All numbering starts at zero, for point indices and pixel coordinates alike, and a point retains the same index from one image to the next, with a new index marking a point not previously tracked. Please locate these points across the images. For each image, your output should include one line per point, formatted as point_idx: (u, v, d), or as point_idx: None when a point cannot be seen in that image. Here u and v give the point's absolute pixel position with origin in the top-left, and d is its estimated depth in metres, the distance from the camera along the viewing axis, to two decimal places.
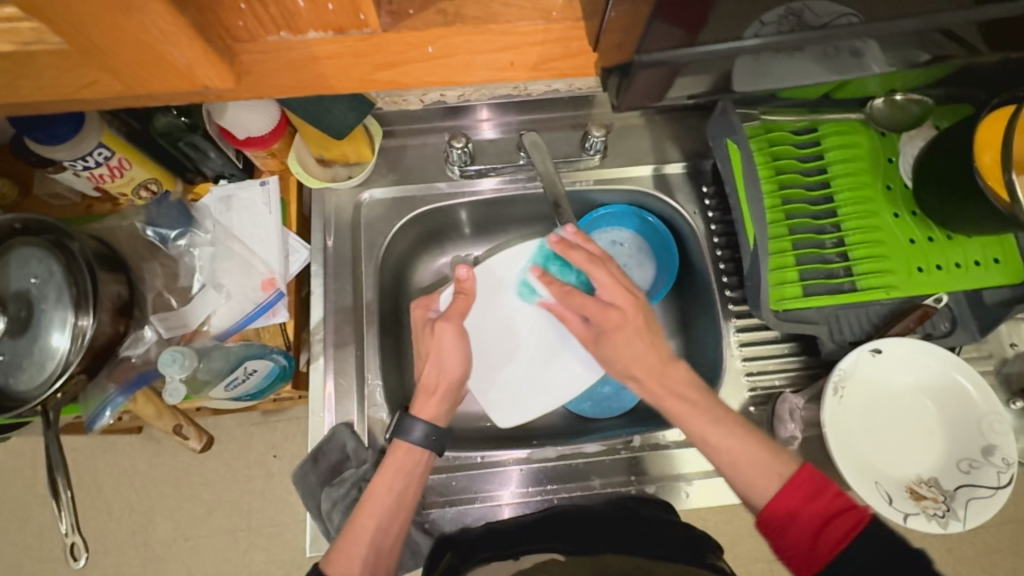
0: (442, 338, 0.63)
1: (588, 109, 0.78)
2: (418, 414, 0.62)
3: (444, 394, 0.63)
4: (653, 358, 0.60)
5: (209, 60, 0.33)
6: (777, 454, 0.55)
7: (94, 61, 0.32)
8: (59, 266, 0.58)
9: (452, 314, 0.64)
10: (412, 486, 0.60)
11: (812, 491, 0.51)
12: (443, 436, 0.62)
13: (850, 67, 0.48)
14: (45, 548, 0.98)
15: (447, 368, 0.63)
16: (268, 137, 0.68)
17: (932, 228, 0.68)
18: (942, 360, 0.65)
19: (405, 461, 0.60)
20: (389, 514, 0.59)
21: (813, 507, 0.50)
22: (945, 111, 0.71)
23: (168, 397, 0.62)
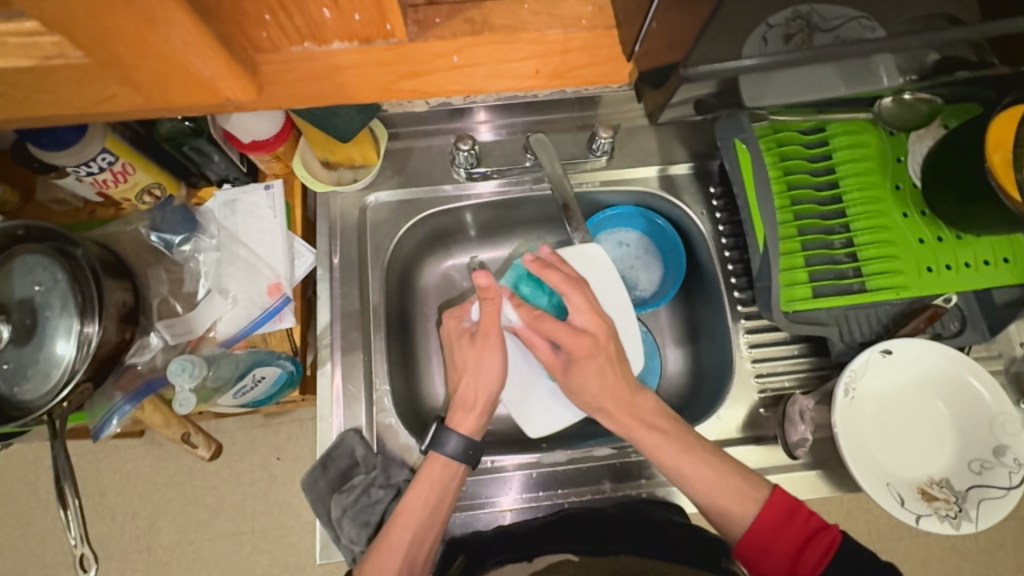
0: (480, 351, 0.63)
1: (593, 110, 0.77)
2: (456, 428, 0.62)
3: (484, 408, 0.63)
4: (623, 390, 0.61)
5: (231, 71, 0.32)
6: (750, 480, 0.58)
7: (114, 74, 0.32)
8: (64, 273, 0.57)
9: (487, 326, 0.62)
10: (446, 500, 0.60)
11: (787, 514, 0.56)
12: (479, 449, 0.62)
13: (863, 74, 0.48)
14: (47, 554, 0.97)
15: (484, 379, 0.63)
16: (273, 140, 0.67)
17: (941, 227, 0.68)
18: (952, 360, 0.65)
19: (439, 474, 0.60)
20: (423, 526, 0.59)
21: (791, 531, 0.55)
22: (953, 110, 0.70)
23: (178, 407, 0.62)
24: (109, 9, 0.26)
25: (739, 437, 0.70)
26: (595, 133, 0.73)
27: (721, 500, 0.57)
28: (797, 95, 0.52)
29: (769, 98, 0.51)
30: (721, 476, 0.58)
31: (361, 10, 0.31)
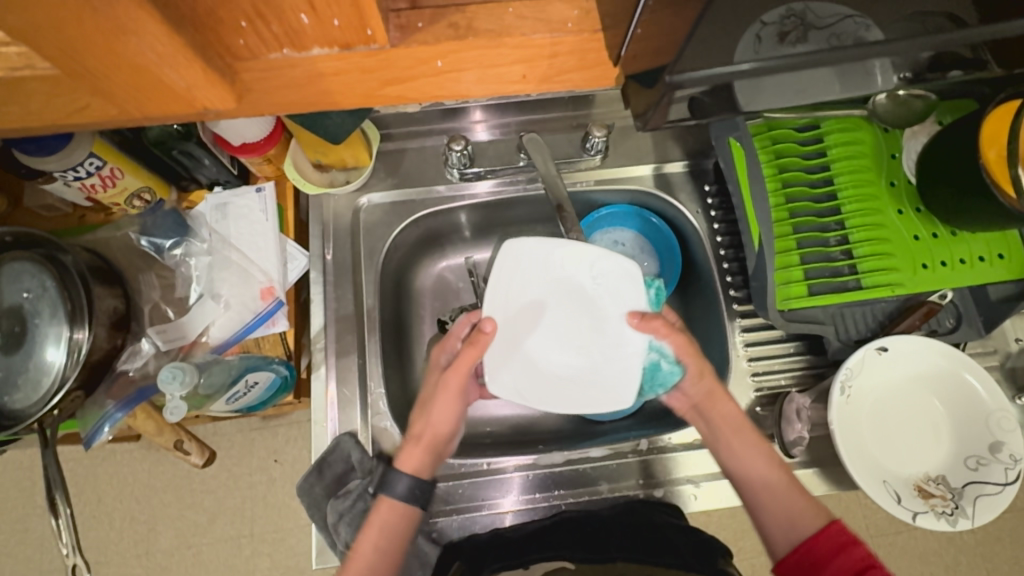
0: (446, 390, 0.60)
1: (587, 109, 0.77)
2: (402, 467, 0.60)
3: (430, 444, 0.61)
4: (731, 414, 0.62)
5: (209, 81, 0.32)
6: (814, 503, 0.58)
7: (89, 87, 0.31)
8: (52, 280, 0.56)
9: (460, 364, 0.59)
10: (398, 544, 0.58)
11: (838, 548, 0.54)
12: (428, 489, 0.60)
13: (855, 75, 0.48)
14: (46, 560, 0.97)
15: (443, 419, 0.61)
16: (263, 143, 0.66)
17: (936, 224, 0.68)
18: (950, 356, 0.65)
19: (387, 516, 0.58)
20: (375, 570, 0.57)
21: (838, 564, 0.53)
22: (948, 106, 0.70)
23: (169, 415, 0.61)
24: (78, 19, 0.25)
25: None
26: (588, 132, 0.73)
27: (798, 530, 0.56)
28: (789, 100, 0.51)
29: (761, 103, 0.51)
30: (793, 496, 0.58)
31: (341, 16, 0.31)
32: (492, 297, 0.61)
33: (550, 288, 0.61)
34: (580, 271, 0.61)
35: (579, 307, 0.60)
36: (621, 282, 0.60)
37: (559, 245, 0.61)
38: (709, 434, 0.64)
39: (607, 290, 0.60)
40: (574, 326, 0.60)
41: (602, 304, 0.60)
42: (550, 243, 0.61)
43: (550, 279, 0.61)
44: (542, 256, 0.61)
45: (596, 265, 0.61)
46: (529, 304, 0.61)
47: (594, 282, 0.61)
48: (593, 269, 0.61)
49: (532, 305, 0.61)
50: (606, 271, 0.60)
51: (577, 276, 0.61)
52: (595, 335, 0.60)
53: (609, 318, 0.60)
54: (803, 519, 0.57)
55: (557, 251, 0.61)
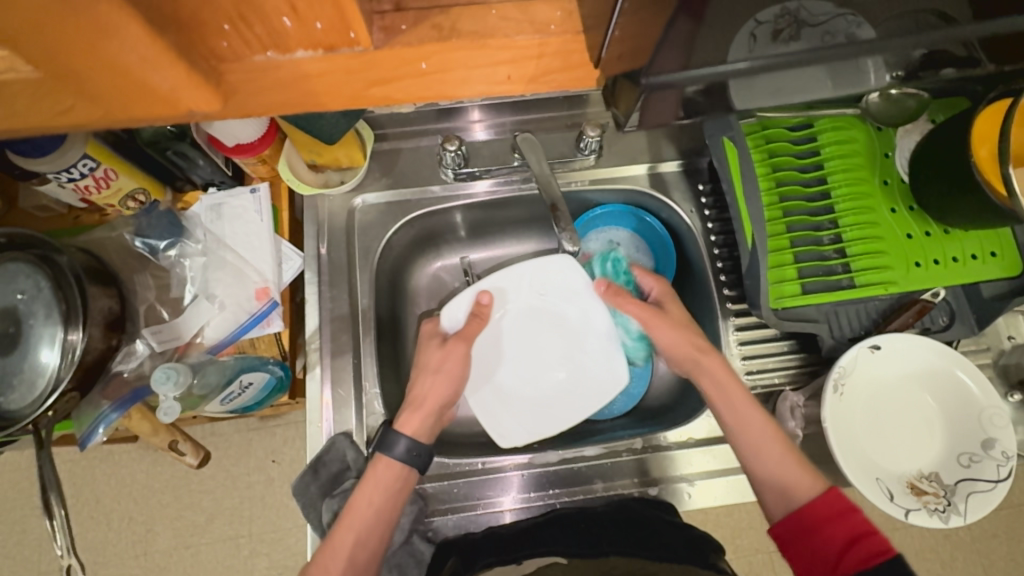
0: (448, 353, 0.66)
1: (582, 108, 0.77)
2: (402, 428, 0.62)
3: (430, 409, 0.63)
4: (716, 370, 0.64)
5: (192, 83, 0.32)
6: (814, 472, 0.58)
7: (72, 89, 0.31)
8: (47, 281, 0.56)
9: (464, 335, 0.67)
10: (392, 503, 0.59)
11: (834, 513, 0.53)
12: (425, 452, 0.61)
13: (846, 73, 0.48)
14: (44, 561, 0.97)
15: (449, 382, 0.65)
16: (257, 144, 0.67)
17: (929, 222, 0.68)
18: (941, 354, 0.65)
19: (385, 476, 0.59)
20: (368, 528, 0.58)
21: (834, 529, 0.53)
22: (939, 104, 0.70)
23: (163, 416, 0.61)
24: (59, 21, 0.25)
25: None
26: (582, 131, 0.73)
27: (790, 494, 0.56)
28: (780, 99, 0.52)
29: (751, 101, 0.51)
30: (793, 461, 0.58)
31: (323, 19, 0.31)
32: (478, 360, 0.72)
33: (523, 330, 0.72)
34: (535, 302, 0.72)
35: (547, 329, 0.72)
36: (573, 283, 0.72)
37: (505, 283, 0.72)
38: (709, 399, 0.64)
39: (562, 299, 0.72)
40: (549, 351, 0.72)
41: (562, 311, 0.72)
42: (503, 296, 0.72)
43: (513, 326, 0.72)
44: (506, 309, 0.72)
45: (540, 284, 0.72)
46: (507, 347, 0.72)
47: (548, 299, 0.72)
48: (543, 287, 0.72)
49: (512, 348, 0.72)
50: (553, 281, 0.72)
51: (539, 302, 0.72)
52: (570, 343, 0.72)
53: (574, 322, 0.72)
54: (802, 488, 0.56)
55: (511, 289, 0.72)
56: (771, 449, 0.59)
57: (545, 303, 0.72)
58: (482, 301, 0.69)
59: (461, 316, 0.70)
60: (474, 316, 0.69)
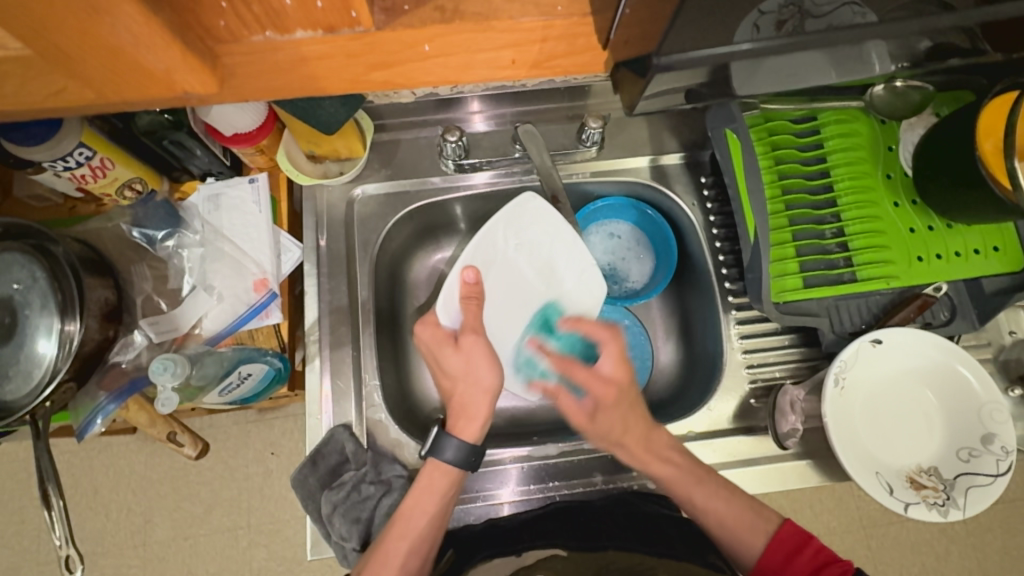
0: (468, 354, 0.61)
1: (583, 100, 0.76)
2: (460, 436, 0.60)
3: (484, 414, 0.60)
4: (640, 426, 0.62)
5: (187, 63, 0.31)
6: (760, 511, 0.60)
7: (63, 68, 0.31)
8: (43, 271, 0.56)
9: (473, 326, 0.63)
10: (447, 506, 0.59)
11: (795, 547, 0.57)
12: (478, 454, 0.60)
13: (853, 60, 0.48)
14: (42, 551, 0.97)
15: (484, 382, 0.60)
16: (256, 133, 0.66)
17: (932, 217, 0.67)
18: (944, 350, 0.65)
19: (441, 482, 0.59)
20: (422, 537, 0.58)
21: (800, 561, 0.56)
22: (944, 98, 0.70)
23: (159, 407, 0.60)
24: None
25: (729, 427, 0.71)
26: (584, 123, 0.72)
27: (738, 536, 0.59)
28: (781, 86, 0.52)
29: (757, 86, 0.50)
30: (733, 505, 0.60)
31: None
32: (495, 339, 0.68)
33: (518, 292, 0.69)
34: (516, 257, 0.69)
35: (530, 276, 0.69)
36: (543, 222, 0.68)
37: (487, 257, 0.68)
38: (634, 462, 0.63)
39: (535, 239, 0.69)
40: (540, 295, 0.69)
41: (536, 251, 0.69)
42: (491, 266, 0.68)
43: (517, 295, 0.69)
44: (496, 279, 0.68)
45: (510, 234, 0.68)
46: (508, 309, 0.68)
47: (527, 249, 0.69)
48: (517, 236, 0.68)
49: (511, 306, 0.68)
50: (523, 227, 0.68)
51: (526, 259, 0.69)
52: (552, 277, 0.69)
53: (547, 257, 0.69)
54: (750, 534, 0.59)
55: (494, 256, 0.68)
56: (701, 494, 0.60)
57: (526, 255, 0.69)
58: (466, 281, 0.65)
59: (457, 307, 0.66)
60: (467, 298, 0.65)
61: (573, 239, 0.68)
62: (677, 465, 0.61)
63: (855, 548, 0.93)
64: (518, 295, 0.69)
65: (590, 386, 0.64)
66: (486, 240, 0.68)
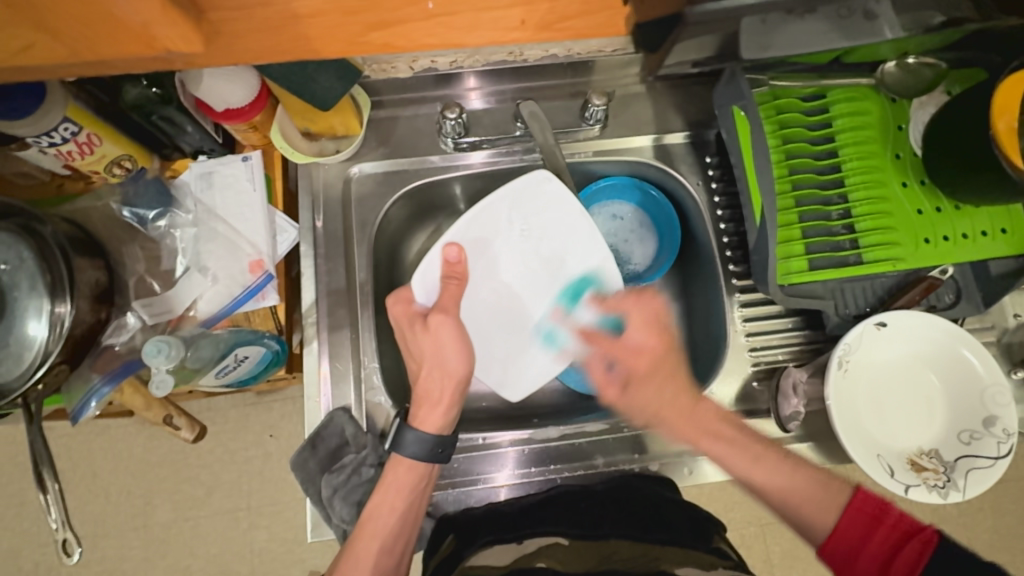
0: (436, 335, 0.59)
1: (586, 76, 0.74)
2: (421, 427, 0.58)
3: (451, 402, 0.59)
4: (683, 399, 0.62)
5: (166, 16, 0.32)
6: (827, 484, 0.56)
7: (27, 17, 0.31)
8: (30, 252, 0.54)
9: (448, 305, 0.60)
10: (415, 503, 0.59)
11: (872, 519, 0.52)
12: (449, 445, 0.59)
13: (854, 16, 0.47)
14: (42, 533, 0.97)
15: (450, 367, 0.59)
16: (247, 109, 0.64)
17: (940, 198, 0.66)
18: (948, 333, 0.64)
19: (406, 478, 0.58)
20: (393, 534, 0.58)
21: (878, 537, 0.51)
22: (957, 76, 0.68)
23: (155, 390, 0.60)
24: None
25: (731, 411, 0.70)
26: (588, 100, 0.70)
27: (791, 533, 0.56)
28: (778, 49, 0.52)
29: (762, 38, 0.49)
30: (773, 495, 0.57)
31: None
32: (474, 323, 0.67)
33: (508, 275, 0.68)
34: (520, 240, 0.67)
35: (535, 264, 0.68)
36: (557, 208, 0.66)
37: (478, 233, 0.66)
38: (694, 438, 0.62)
39: (543, 225, 0.67)
40: (541, 283, 0.68)
41: (545, 239, 0.67)
42: (479, 245, 0.66)
43: (503, 275, 0.68)
44: (485, 257, 0.67)
45: (515, 216, 0.67)
46: (495, 291, 0.68)
47: (534, 235, 0.67)
48: (523, 220, 0.67)
49: (497, 290, 0.68)
50: (534, 211, 0.67)
51: (526, 240, 0.67)
52: (557, 269, 0.68)
53: (557, 247, 0.67)
54: (818, 510, 0.55)
55: (483, 235, 0.66)
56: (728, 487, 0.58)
57: (532, 242, 0.67)
58: (448, 259, 0.63)
59: (435, 285, 0.63)
60: (448, 277, 0.62)
61: (590, 232, 0.66)
62: (729, 441, 0.60)
63: None
64: (503, 278, 0.68)
65: (620, 357, 0.65)
66: (484, 216, 0.66)
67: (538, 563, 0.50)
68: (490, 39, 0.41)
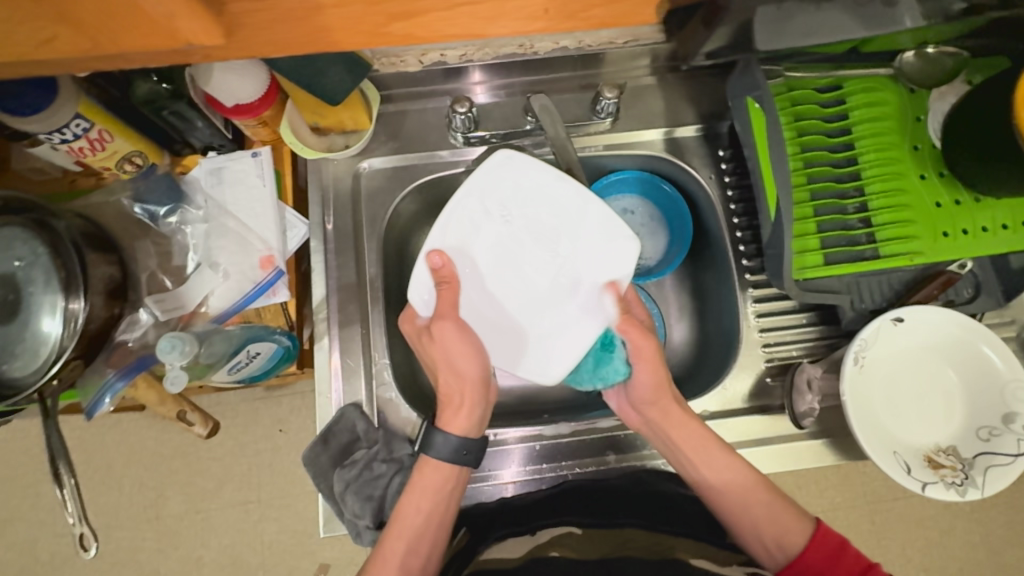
0: (440, 341, 0.58)
1: (597, 68, 0.73)
2: (447, 428, 0.59)
3: (472, 401, 0.59)
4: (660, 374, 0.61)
5: (189, 10, 0.32)
6: (795, 510, 0.56)
7: (47, 7, 0.30)
8: (45, 247, 0.54)
9: (445, 310, 0.58)
10: (442, 507, 0.57)
11: (832, 554, 0.53)
12: (476, 447, 0.59)
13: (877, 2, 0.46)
14: (57, 524, 0.98)
15: (464, 370, 0.59)
16: (258, 104, 0.63)
17: (960, 190, 0.65)
18: (968, 328, 0.63)
19: (434, 479, 0.58)
20: (420, 535, 0.57)
21: (840, 567, 0.52)
22: (978, 65, 0.66)
23: (170, 385, 0.60)
24: None
25: (744, 406, 0.69)
26: (599, 93, 0.69)
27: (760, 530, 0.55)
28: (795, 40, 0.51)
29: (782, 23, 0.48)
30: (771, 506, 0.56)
31: None
32: (486, 322, 0.61)
33: (506, 266, 0.61)
34: (505, 228, 0.61)
35: (531, 244, 0.61)
36: (530, 181, 0.60)
37: (457, 232, 0.61)
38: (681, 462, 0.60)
39: (525, 206, 0.61)
40: (543, 265, 0.61)
41: (536, 217, 0.61)
42: (464, 244, 0.61)
43: (503, 268, 0.61)
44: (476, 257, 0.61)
45: (490, 203, 0.61)
46: (496, 283, 0.61)
47: (519, 218, 0.61)
48: (500, 207, 0.61)
49: (498, 283, 0.61)
50: (507, 193, 0.61)
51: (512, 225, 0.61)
52: (557, 244, 0.61)
53: (548, 221, 0.61)
54: (785, 533, 0.54)
55: (464, 230, 0.61)
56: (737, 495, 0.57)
57: (520, 224, 0.61)
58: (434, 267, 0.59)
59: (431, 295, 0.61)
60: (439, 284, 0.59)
61: (578, 194, 0.60)
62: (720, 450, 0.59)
63: (858, 523, 0.94)
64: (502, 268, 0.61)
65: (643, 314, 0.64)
66: (457, 216, 0.61)
67: (552, 553, 0.50)
68: (513, 30, 0.40)
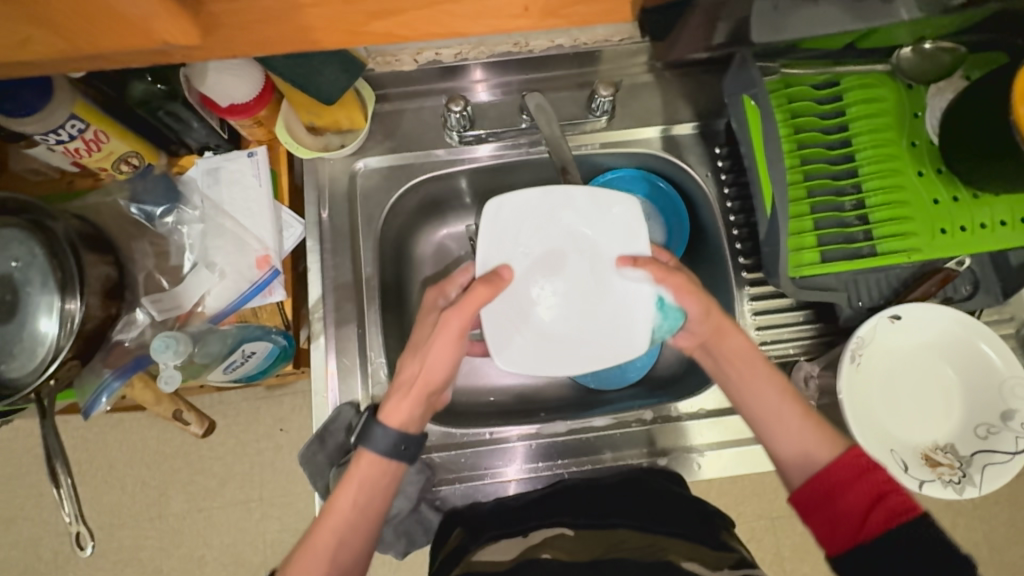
0: (445, 337, 0.54)
1: (593, 66, 0.73)
2: (387, 419, 0.56)
3: (418, 395, 0.56)
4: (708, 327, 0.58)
5: (165, 10, 0.32)
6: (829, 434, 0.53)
7: (25, 11, 0.30)
8: (41, 248, 0.54)
9: (458, 305, 0.54)
10: (376, 497, 0.55)
11: (858, 472, 0.49)
12: (413, 443, 0.56)
13: None
14: (61, 523, 0.98)
15: (433, 369, 0.55)
16: (252, 104, 0.63)
17: (958, 187, 0.64)
18: (966, 326, 0.63)
19: (370, 471, 0.55)
20: (351, 527, 0.54)
21: (861, 488, 0.48)
22: (976, 61, 0.65)
23: (164, 384, 0.61)
24: None
25: None
26: (594, 90, 0.69)
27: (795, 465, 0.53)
28: (785, 35, 0.51)
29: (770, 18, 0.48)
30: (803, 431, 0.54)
31: None
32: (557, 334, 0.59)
33: (545, 287, 0.59)
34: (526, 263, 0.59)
35: (558, 254, 0.60)
36: (523, 213, 0.59)
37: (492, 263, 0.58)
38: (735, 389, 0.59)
39: (534, 235, 0.59)
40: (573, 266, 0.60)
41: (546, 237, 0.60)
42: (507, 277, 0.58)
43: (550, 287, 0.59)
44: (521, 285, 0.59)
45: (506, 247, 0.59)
46: (545, 298, 0.59)
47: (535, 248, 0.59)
48: (515, 244, 0.59)
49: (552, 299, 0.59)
50: (514, 233, 0.59)
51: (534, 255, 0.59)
52: (575, 245, 0.60)
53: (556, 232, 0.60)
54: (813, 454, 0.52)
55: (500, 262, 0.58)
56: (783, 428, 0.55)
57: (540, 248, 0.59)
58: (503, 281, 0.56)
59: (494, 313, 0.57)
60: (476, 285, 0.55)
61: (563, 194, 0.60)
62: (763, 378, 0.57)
63: None
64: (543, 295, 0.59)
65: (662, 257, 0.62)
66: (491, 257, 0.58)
67: (543, 554, 0.50)
68: (496, 27, 0.40)
